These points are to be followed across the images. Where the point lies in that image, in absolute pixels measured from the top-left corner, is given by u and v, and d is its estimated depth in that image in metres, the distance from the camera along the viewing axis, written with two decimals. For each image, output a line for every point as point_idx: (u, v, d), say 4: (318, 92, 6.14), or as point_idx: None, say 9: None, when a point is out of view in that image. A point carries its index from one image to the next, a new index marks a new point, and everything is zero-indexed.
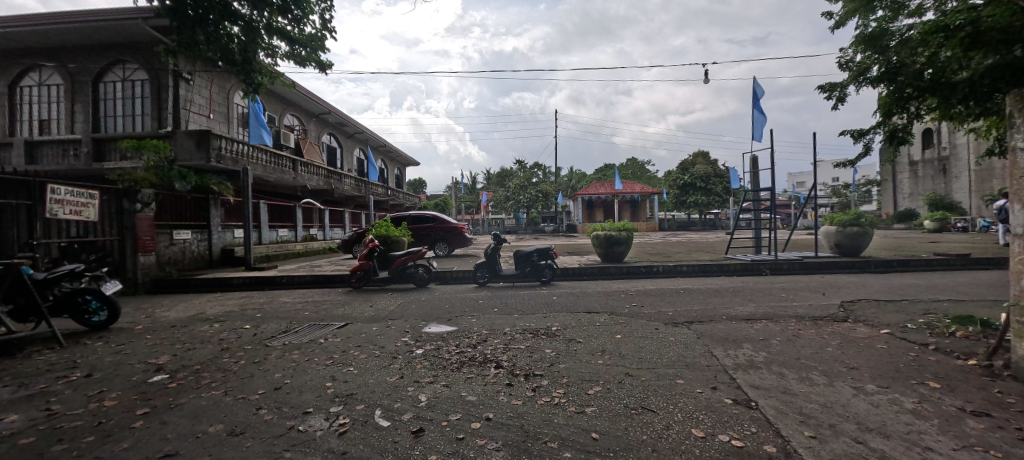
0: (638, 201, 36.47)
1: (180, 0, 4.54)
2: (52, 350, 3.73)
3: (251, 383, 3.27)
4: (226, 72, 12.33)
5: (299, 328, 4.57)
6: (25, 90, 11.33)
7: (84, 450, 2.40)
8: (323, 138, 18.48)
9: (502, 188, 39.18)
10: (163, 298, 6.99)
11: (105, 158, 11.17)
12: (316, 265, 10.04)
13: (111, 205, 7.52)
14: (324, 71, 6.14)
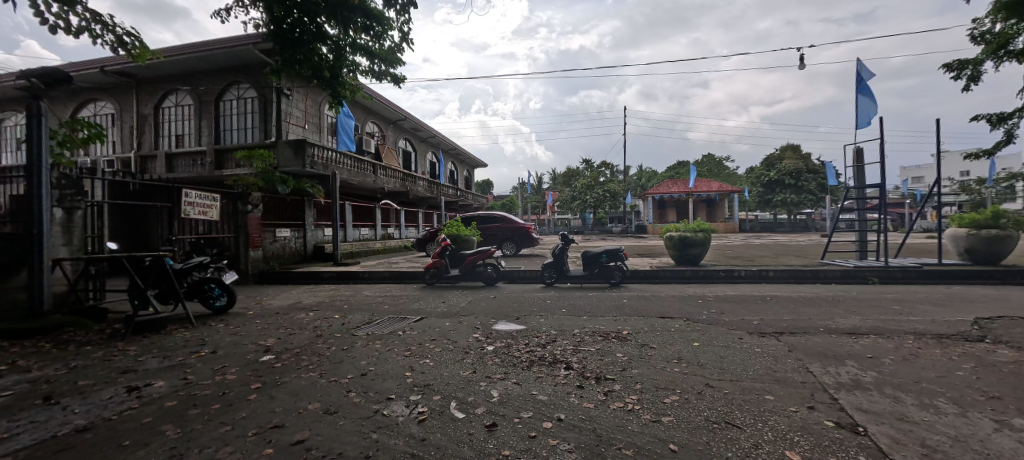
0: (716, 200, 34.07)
1: (282, 26, 5.10)
2: (187, 329, 4.40)
3: (341, 368, 3.55)
4: (318, 87, 13.72)
5: (381, 319, 4.89)
6: (164, 111, 13.50)
7: (211, 416, 2.79)
8: (399, 143, 19.77)
9: (567, 188, 38.84)
10: (268, 288, 7.95)
11: (224, 166, 12.98)
12: (392, 262, 10.73)
13: (229, 207, 8.70)
14: (398, 83, 6.53)
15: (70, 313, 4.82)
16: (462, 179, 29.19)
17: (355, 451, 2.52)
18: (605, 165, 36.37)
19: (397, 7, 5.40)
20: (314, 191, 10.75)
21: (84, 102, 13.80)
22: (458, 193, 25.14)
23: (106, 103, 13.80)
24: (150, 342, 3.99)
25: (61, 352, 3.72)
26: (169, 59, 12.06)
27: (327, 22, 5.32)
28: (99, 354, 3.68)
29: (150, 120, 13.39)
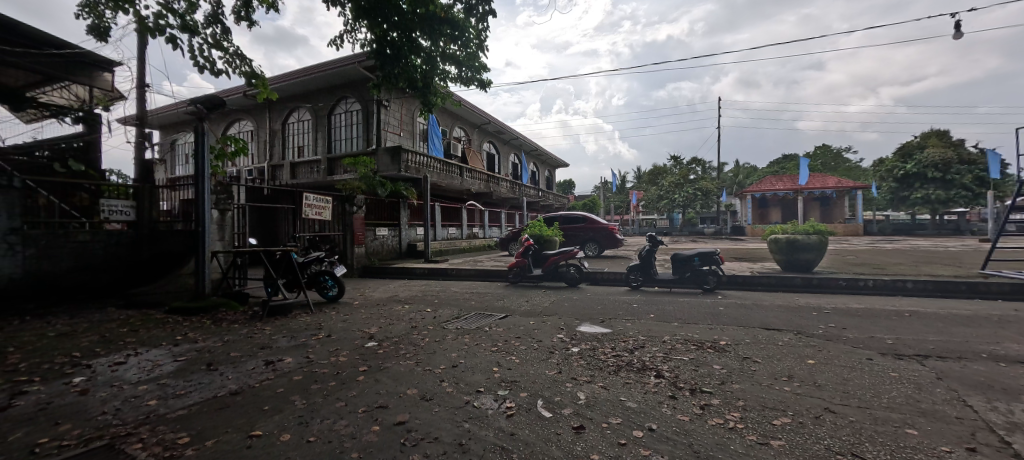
0: (833, 199, 29.73)
1: (382, 43, 5.63)
2: (307, 314, 5.04)
3: (435, 358, 3.76)
4: (411, 97, 14.91)
5: (469, 315, 5.09)
6: (287, 126, 15.66)
7: (328, 393, 3.14)
8: (483, 146, 20.59)
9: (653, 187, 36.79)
10: (368, 282, 8.80)
11: (335, 172, 14.66)
12: (477, 260, 11.16)
13: (338, 208, 9.80)
14: (483, 88, 6.76)
15: (224, 296, 5.81)
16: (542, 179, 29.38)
17: (449, 438, 2.63)
18: (695, 161, 33.72)
19: (483, 15, 5.61)
20: (408, 194, 12.07)
21: (232, 122, 16.67)
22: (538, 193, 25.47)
23: (247, 122, 16.51)
24: (280, 323, 4.64)
25: (219, 328, 4.52)
26: (293, 81, 14.00)
27: (421, 35, 5.74)
28: (245, 330, 4.40)
29: (278, 134, 15.67)
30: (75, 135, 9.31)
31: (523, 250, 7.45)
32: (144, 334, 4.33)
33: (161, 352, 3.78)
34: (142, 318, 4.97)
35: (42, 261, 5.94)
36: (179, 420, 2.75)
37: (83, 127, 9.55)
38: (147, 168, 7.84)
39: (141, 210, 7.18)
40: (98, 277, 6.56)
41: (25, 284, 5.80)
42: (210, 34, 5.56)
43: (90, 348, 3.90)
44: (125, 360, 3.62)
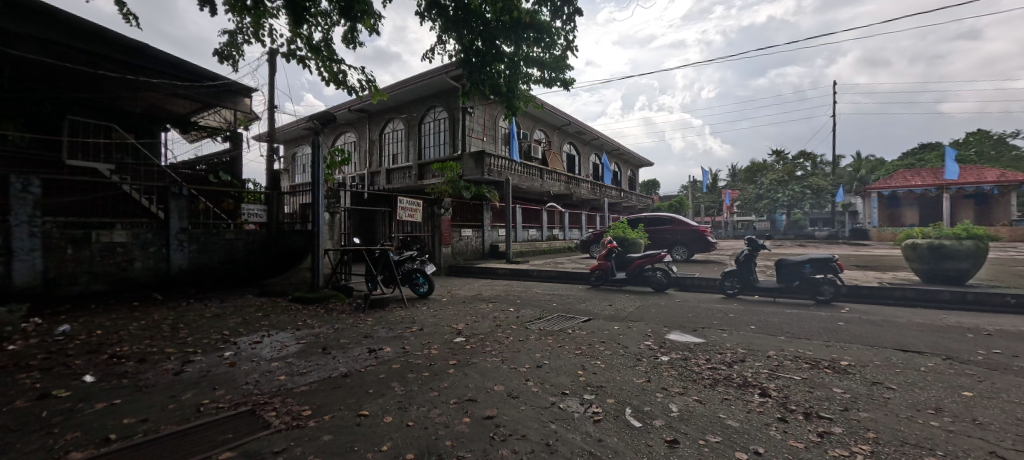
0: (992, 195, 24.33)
1: (468, 53, 5.94)
2: (403, 308, 5.47)
3: (520, 357, 3.80)
4: (495, 103, 15.46)
5: (550, 316, 5.09)
6: (382, 136, 17.21)
7: (423, 383, 3.34)
8: (563, 147, 20.53)
9: (750, 186, 33.29)
10: (455, 280, 9.27)
11: (424, 177, 15.69)
12: (556, 263, 11.12)
13: (428, 210, 10.48)
14: (566, 88, 6.74)
15: (334, 289, 6.54)
16: (624, 180, 28.33)
17: (536, 437, 2.63)
18: (803, 156, 29.81)
19: (568, 16, 5.61)
20: (490, 196, 12.53)
21: (339, 134, 18.86)
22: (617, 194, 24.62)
23: (350, 134, 18.54)
24: (380, 315, 5.10)
25: (331, 316, 5.11)
26: (390, 94, 15.37)
27: (504, 41, 5.92)
28: (352, 320, 4.91)
29: (376, 144, 17.32)
30: (224, 151, 11.28)
31: (607, 252, 7.29)
32: (274, 318, 5.06)
33: (288, 335, 4.38)
34: (272, 305, 5.80)
35: (201, 255, 7.25)
36: (303, 395, 3.14)
37: (229, 144, 11.53)
38: (275, 176, 9.16)
39: (272, 212, 8.42)
40: (240, 269, 7.83)
41: (190, 274, 7.13)
42: (322, 59, 6.34)
43: (236, 328, 4.66)
44: (261, 340, 4.25)
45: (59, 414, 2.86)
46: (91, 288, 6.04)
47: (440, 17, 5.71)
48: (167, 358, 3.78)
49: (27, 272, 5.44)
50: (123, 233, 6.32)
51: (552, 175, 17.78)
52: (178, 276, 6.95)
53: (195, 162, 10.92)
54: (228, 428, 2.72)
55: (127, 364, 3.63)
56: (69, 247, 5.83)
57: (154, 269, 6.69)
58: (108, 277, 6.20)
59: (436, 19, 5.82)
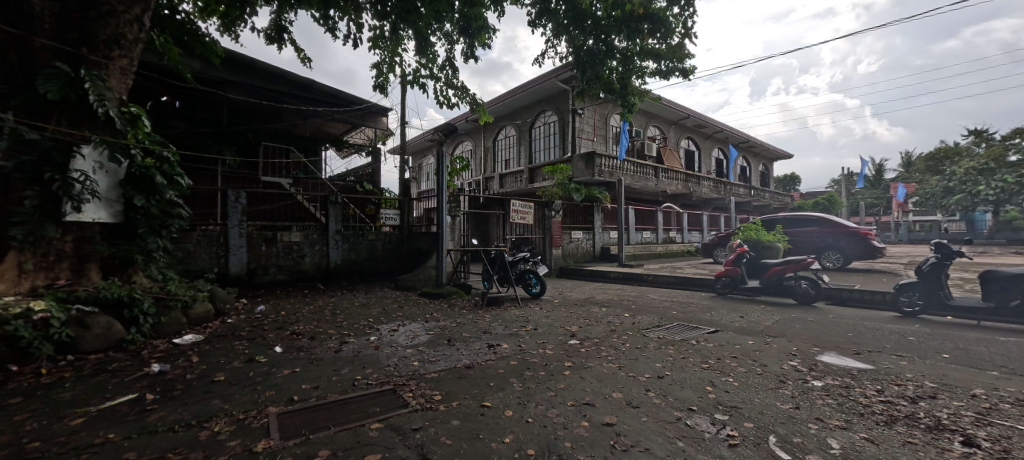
0: None
1: (578, 55, 5.98)
2: (517, 307, 5.65)
3: (638, 366, 3.58)
4: (606, 101, 15.13)
5: (670, 325, 4.76)
6: (495, 142, 18.25)
7: (541, 382, 3.39)
8: (681, 143, 19.07)
9: (932, 177, 26.43)
10: (568, 282, 9.30)
11: (535, 180, 16.06)
12: (675, 267, 10.35)
13: (539, 212, 10.76)
14: (686, 77, 6.27)
15: (455, 286, 7.12)
16: (754, 175, 25.04)
17: (661, 452, 2.41)
18: (1020, 134, 22.54)
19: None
20: (602, 197, 12.26)
21: (458, 143, 20.64)
22: (744, 192, 21.88)
23: (466, 143, 20.14)
24: (497, 313, 5.38)
25: (456, 310, 5.57)
26: (502, 103, 16.17)
27: (616, 37, 5.81)
28: (473, 315, 5.28)
29: (489, 151, 18.47)
30: (367, 164, 13.21)
31: (737, 257, 6.56)
32: (407, 310, 5.71)
33: (419, 325, 4.90)
34: (405, 298, 6.58)
35: (350, 253, 8.56)
36: (434, 380, 3.48)
37: (371, 158, 13.46)
38: (406, 184, 10.37)
39: (404, 216, 9.55)
40: (379, 266, 9.03)
41: (343, 268, 8.48)
42: (445, 77, 7.00)
43: (380, 316, 5.40)
44: (398, 328, 4.83)
45: (260, 374, 3.66)
46: (277, 277, 7.59)
47: (551, 23, 5.86)
48: (330, 338, 4.54)
49: (237, 263, 7.11)
50: (296, 234, 7.82)
51: (664, 173, 16.66)
52: (334, 270, 8.33)
53: (346, 175, 13.01)
54: (375, 403, 3.14)
55: (303, 340, 4.48)
56: (263, 244, 7.42)
57: (318, 263, 8.13)
58: (287, 270, 7.72)
59: (547, 25, 5.98)
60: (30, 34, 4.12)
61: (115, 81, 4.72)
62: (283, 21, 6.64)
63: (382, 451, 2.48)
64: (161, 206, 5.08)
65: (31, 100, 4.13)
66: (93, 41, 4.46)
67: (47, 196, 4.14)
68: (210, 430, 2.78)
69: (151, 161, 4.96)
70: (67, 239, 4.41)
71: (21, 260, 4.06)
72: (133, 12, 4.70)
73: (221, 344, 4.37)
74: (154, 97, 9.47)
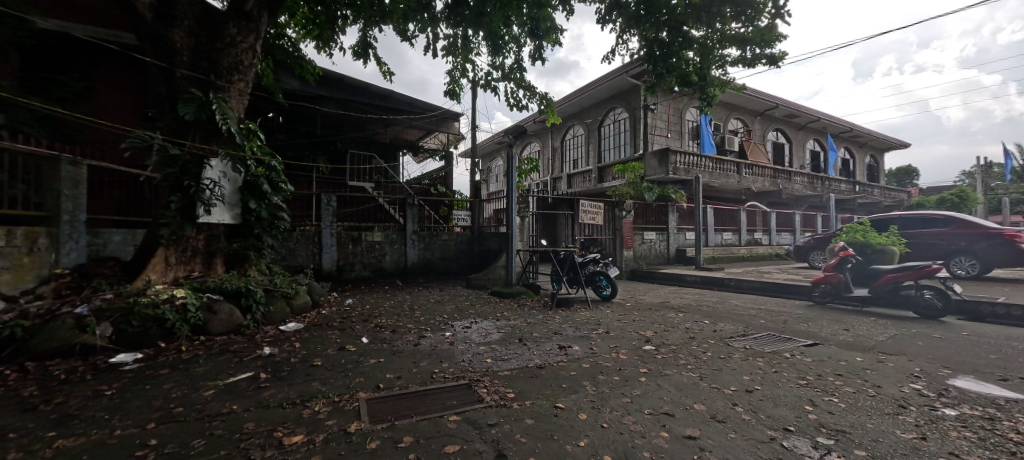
0: None
1: (650, 51, 5.85)
2: (587, 309, 5.57)
3: (722, 377, 3.30)
4: (681, 94, 14.23)
5: (757, 334, 4.40)
6: (563, 142, 18.17)
7: (614, 387, 3.28)
8: (768, 135, 17.42)
9: None
10: (641, 285, 8.96)
11: (604, 179, 15.56)
12: (762, 272, 9.49)
13: (609, 213, 10.51)
14: (774, 64, 5.74)
15: (524, 286, 7.21)
16: (859, 168, 22.05)
17: None
18: None
19: None
20: (677, 197, 11.70)
21: (526, 145, 20.90)
22: (845, 187, 19.36)
23: (534, 144, 20.34)
24: (567, 314, 5.36)
25: (527, 310, 5.65)
26: (571, 101, 16.04)
27: (694, 26, 5.52)
28: (544, 316, 5.31)
29: (558, 151, 18.43)
30: (440, 168, 13.95)
31: (840, 262, 5.91)
32: (479, 308, 5.92)
33: (490, 323, 5.05)
34: (476, 296, 6.80)
35: (425, 252, 9.05)
36: (508, 378, 3.55)
37: (444, 162, 14.09)
38: (476, 186, 10.71)
39: (475, 217, 9.77)
40: (452, 265, 9.45)
41: (419, 266, 8.99)
42: (515, 78, 7.13)
43: (454, 313, 5.65)
44: (471, 325, 5.02)
45: (350, 362, 4.02)
46: (362, 273, 8.28)
47: (621, 17, 5.80)
48: (409, 332, 4.85)
49: (329, 260, 7.88)
50: (378, 234, 8.45)
51: (746, 169, 15.31)
52: (411, 268, 8.88)
53: (421, 178, 13.79)
54: (452, 396, 3.29)
55: (386, 332, 4.83)
56: (350, 243, 8.14)
57: (397, 261, 8.72)
58: (370, 267, 8.38)
59: (617, 20, 5.93)
60: (175, 66, 4.96)
61: (236, 101, 5.45)
62: (369, 38, 7.24)
63: (460, 443, 2.59)
64: (269, 209, 5.77)
65: (175, 121, 4.97)
66: (218, 68, 5.20)
67: (184, 201, 4.92)
68: (311, 409, 3.11)
69: (261, 170, 5.65)
70: (199, 237, 5.22)
71: (167, 255, 4.89)
72: (249, 42, 5.41)
73: (317, 333, 4.88)
74: (262, 114, 10.76)
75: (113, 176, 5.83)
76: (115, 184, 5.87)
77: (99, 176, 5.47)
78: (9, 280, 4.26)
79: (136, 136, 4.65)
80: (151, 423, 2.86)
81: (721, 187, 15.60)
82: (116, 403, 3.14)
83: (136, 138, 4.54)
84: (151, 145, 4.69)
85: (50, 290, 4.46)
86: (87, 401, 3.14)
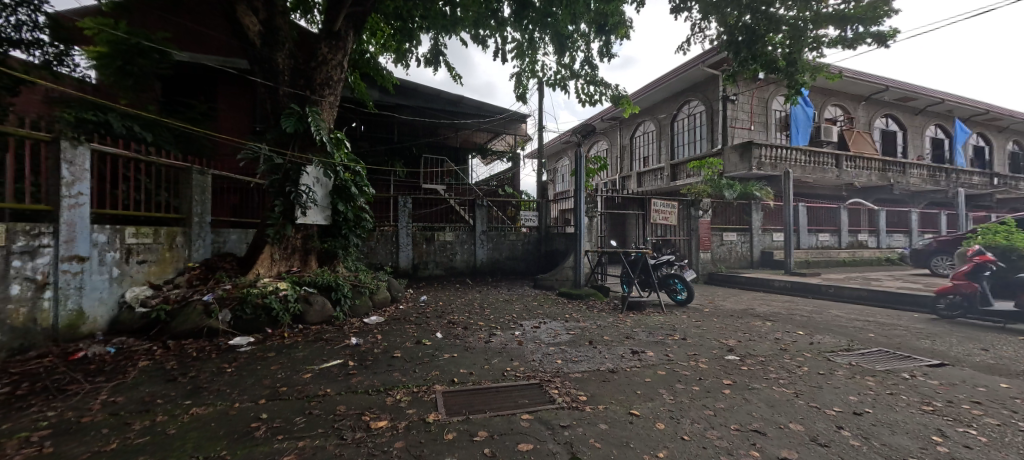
0: None
1: (733, 39, 5.63)
2: (661, 314, 5.36)
3: (823, 396, 2.96)
4: (766, 81, 12.98)
5: (865, 350, 3.90)
6: (633, 139, 17.52)
7: (695, 398, 3.08)
8: (875, 122, 15.29)
9: None
10: (721, 290, 8.40)
11: (678, 178, 14.72)
12: (868, 278, 8.40)
13: (684, 212, 9.97)
14: (883, 43, 5.04)
15: (592, 288, 7.13)
16: (998, 155, 18.50)
17: None
18: None
19: None
20: (762, 194, 10.82)
21: (594, 143, 20.51)
22: (977, 180, 16.42)
23: (602, 142, 19.90)
24: (639, 318, 5.21)
25: (597, 312, 5.58)
26: (642, 96, 15.43)
27: (782, 6, 5.18)
28: (615, 318, 5.21)
29: (627, 149, 17.83)
30: (507, 170, 14.26)
31: (972, 270, 5.01)
32: (549, 308, 5.96)
33: (559, 324, 5.05)
34: (544, 296, 6.85)
35: (493, 252, 9.29)
36: (579, 380, 3.52)
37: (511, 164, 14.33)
38: (542, 187, 10.74)
39: (542, 217, 9.79)
40: (520, 265, 9.60)
41: (488, 266, 9.25)
42: (584, 75, 7.07)
43: (523, 312, 5.74)
44: (540, 325, 5.06)
45: (426, 356, 4.26)
46: (435, 271, 8.74)
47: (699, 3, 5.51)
48: (480, 329, 5.01)
49: (405, 258, 8.41)
50: (449, 234, 8.86)
51: (845, 162, 13.61)
52: (480, 267, 9.16)
53: (488, 180, 14.17)
54: (523, 395, 3.33)
55: (459, 328, 5.04)
56: (424, 243, 8.61)
57: (467, 261, 9.06)
58: (442, 265, 8.80)
59: (692, 7, 5.61)
60: (278, 85, 5.61)
61: (328, 113, 6.02)
62: (439, 46, 7.59)
63: (534, 442, 2.61)
64: (354, 210, 6.30)
65: (278, 134, 5.63)
66: (313, 85, 5.79)
67: (285, 205, 5.56)
68: (394, 398, 3.35)
69: (348, 175, 6.17)
70: (298, 237, 5.86)
71: (273, 252, 5.56)
72: (337, 58, 5.95)
73: (396, 326, 5.24)
74: (347, 124, 11.83)
75: (231, 183, 6.78)
76: (232, 190, 6.80)
77: (220, 183, 6.39)
78: (156, 271, 5.13)
79: (249, 148, 5.36)
80: (262, 399, 3.28)
81: (813, 182, 14.03)
82: (235, 380, 3.64)
83: (249, 150, 5.23)
84: (260, 156, 5.37)
85: (185, 280, 5.30)
86: (214, 376, 3.67)
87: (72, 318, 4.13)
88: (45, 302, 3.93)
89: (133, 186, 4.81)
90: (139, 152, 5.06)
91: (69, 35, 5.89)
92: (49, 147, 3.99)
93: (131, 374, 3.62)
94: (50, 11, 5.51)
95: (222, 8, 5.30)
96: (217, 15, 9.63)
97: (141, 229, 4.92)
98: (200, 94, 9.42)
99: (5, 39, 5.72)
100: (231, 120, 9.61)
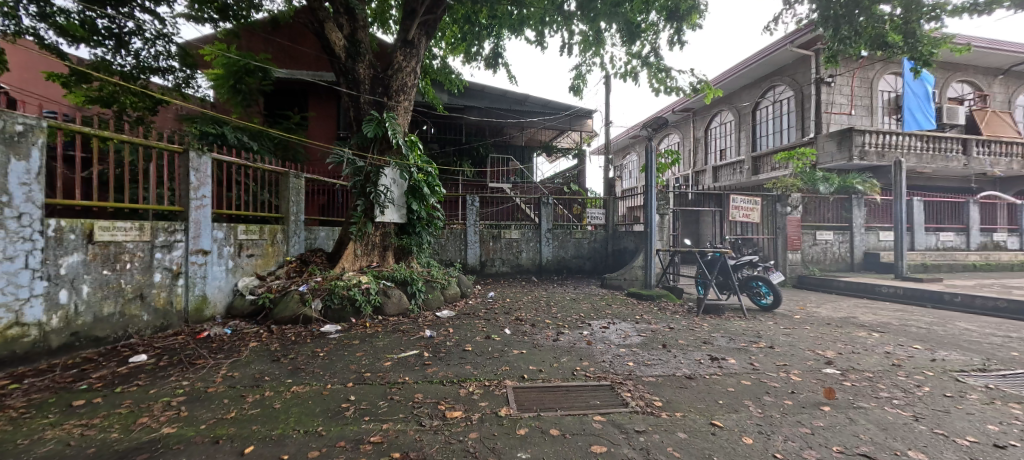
0: None
1: None
2: (742, 319, 5.01)
3: (951, 423, 2.56)
4: (868, 58, 11.44)
5: (1008, 372, 3.31)
6: (709, 130, 16.37)
7: (786, 414, 2.82)
8: (1016, 99, 12.76)
9: None
10: (815, 295, 7.60)
11: (761, 171, 13.72)
12: (1010, 286, 7.08)
13: (768, 208, 9.15)
14: None
15: (664, 289, 6.84)
16: None
17: None
18: None
19: None
20: (864, 187, 9.68)
21: (665, 136, 19.50)
22: None
23: (674, 136, 18.88)
24: (718, 322, 4.92)
25: (672, 314, 5.36)
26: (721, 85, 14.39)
27: None
28: (691, 322, 4.97)
29: (702, 141, 16.71)
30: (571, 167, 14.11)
31: None
32: (619, 308, 5.84)
33: (629, 325, 4.92)
34: (613, 296, 6.70)
35: (559, 250, 9.27)
36: (653, 385, 3.42)
37: (576, 161, 14.12)
38: (609, 184, 10.47)
39: (609, 215, 9.55)
40: (586, 264, 9.48)
41: (555, 265, 9.26)
42: (652, 65, 6.79)
43: (591, 312, 5.67)
44: (610, 325, 4.98)
45: (497, 351, 4.39)
46: (502, 268, 8.94)
47: None
48: (548, 327, 5.04)
49: (473, 255, 8.71)
50: (515, 232, 9.00)
51: (974, 147, 11.55)
52: (547, 265, 9.19)
53: (553, 177, 14.15)
54: (595, 396, 3.30)
55: (527, 325, 5.12)
56: (491, 240, 8.85)
57: (533, 258, 9.15)
58: (508, 262, 8.98)
59: None
60: (360, 94, 6.08)
61: (403, 118, 6.38)
62: (500, 48, 7.74)
63: (608, 446, 2.58)
64: (426, 209, 6.65)
65: (360, 139, 6.11)
66: (390, 91, 6.17)
67: (366, 205, 6.02)
68: (467, 390, 3.50)
69: (421, 176, 6.50)
70: (377, 233, 6.32)
71: (355, 248, 6.05)
72: (411, 65, 6.27)
73: (467, 321, 5.47)
74: (419, 127, 12.51)
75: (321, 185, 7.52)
76: (321, 192, 7.50)
77: (311, 185, 7.10)
78: (261, 264, 5.84)
79: (335, 153, 5.86)
80: (351, 382, 3.61)
81: (931, 172, 12.09)
82: (328, 363, 4.04)
83: (336, 155, 5.73)
84: (345, 159, 5.87)
85: (284, 273, 5.98)
86: (310, 359, 4.11)
87: (198, 302, 4.84)
88: (179, 287, 4.66)
89: (243, 189, 5.51)
90: (247, 159, 5.77)
91: (195, 61, 6.89)
92: (181, 158, 4.69)
93: (244, 353, 4.17)
94: (180, 42, 6.51)
95: (313, 28, 5.85)
96: (309, 32, 10.64)
97: (250, 227, 5.62)
98: (292, 105, 10.53)
99: (147, 67, 6.91)
100: (319, 127, 10.57)
